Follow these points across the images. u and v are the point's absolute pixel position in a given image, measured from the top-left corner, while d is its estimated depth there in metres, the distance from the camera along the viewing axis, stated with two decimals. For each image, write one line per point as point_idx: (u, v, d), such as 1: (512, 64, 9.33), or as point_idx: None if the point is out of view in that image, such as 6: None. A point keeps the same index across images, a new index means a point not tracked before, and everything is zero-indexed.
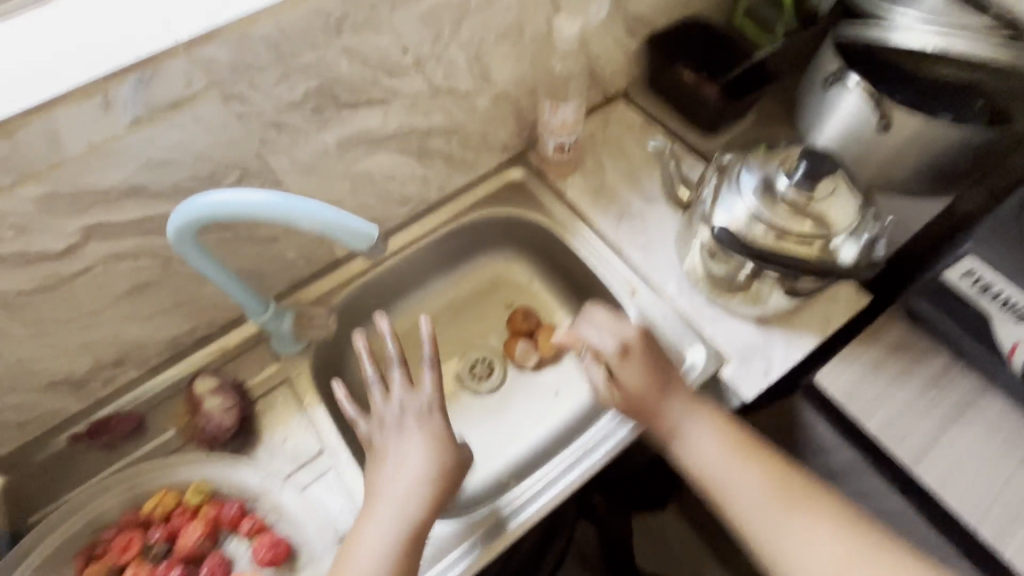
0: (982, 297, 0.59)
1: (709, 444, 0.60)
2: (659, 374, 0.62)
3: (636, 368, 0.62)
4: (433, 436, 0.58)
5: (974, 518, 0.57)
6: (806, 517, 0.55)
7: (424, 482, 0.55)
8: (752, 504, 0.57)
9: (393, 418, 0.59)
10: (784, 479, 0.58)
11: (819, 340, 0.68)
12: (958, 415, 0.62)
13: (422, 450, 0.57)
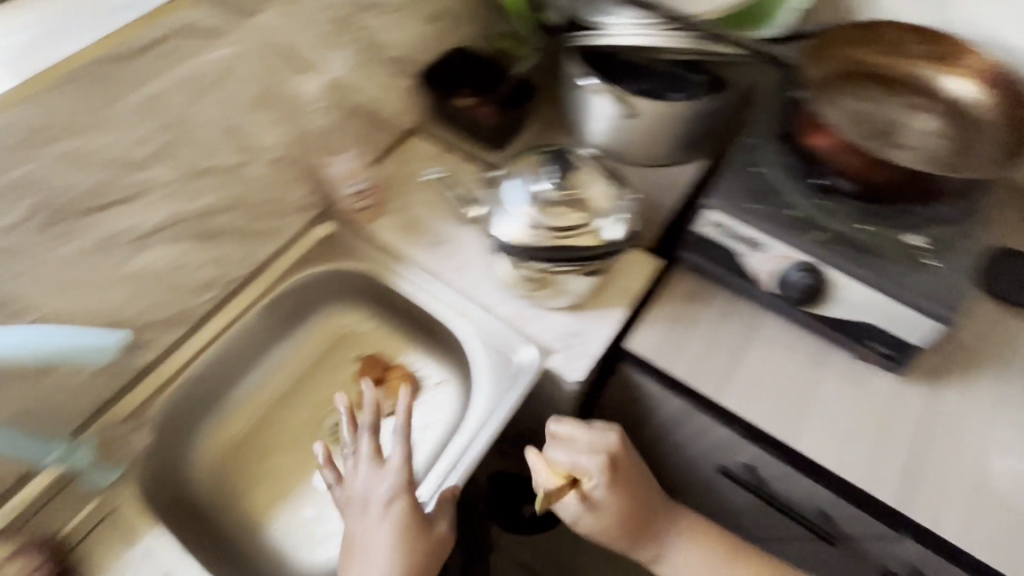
0: (728, 238, 0.70)
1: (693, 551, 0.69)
2: (636, 493, 0.67)
3: (620, 495, 0.66)
4: (402, 513, 0.60)
5: (770, 426, 0.66)
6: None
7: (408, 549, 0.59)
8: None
9: (365, 495, 0.62)
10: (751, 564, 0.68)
11: (627, 311, 0.75)
12: (746, 341, 0.72)
13: (393, 525, 0.60)
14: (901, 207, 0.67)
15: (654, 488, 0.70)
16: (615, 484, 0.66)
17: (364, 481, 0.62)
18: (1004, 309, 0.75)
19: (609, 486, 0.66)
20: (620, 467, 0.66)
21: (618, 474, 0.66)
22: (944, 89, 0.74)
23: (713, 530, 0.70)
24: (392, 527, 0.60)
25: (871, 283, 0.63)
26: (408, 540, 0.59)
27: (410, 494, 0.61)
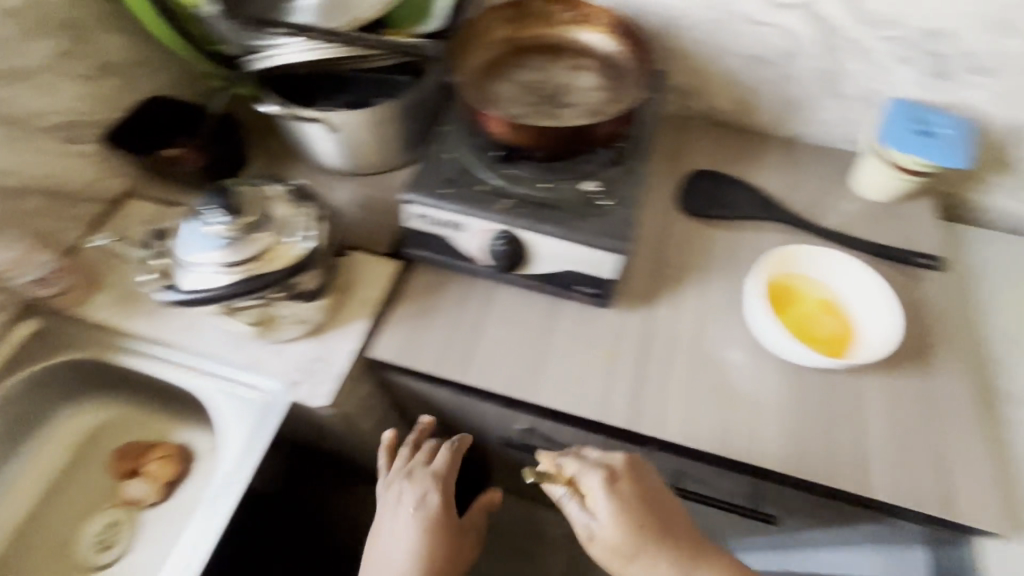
0: (436, 225, 0.72)
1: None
2: (656, 522, 0.63)
3: (632, 515, 0.62)
4: (409, 530, 0.71)
5: (513, 389, 0.69)
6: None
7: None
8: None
9: (413, 481, 0.74)
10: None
11: (369, 320, 0.75)
12: (484, 315, 0.75)
13: (410, 553, 0.70)
14: (573, 161, 0.73)
15: (653, 530, 0.62)
16: (609, 521, 0.62)
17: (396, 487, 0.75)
18: (701, 222, 0.84)
19: (612, 503, 0.62)
20: (621, 478, 0.64)
21: (639, 488, 0.64)
22: (593, 44, 0.81)
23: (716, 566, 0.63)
24: (402, 532, 0.71)
25: (555, 233, 0.68)
26: (416, 543, 0.71)
27: (443, 512, 0.73)
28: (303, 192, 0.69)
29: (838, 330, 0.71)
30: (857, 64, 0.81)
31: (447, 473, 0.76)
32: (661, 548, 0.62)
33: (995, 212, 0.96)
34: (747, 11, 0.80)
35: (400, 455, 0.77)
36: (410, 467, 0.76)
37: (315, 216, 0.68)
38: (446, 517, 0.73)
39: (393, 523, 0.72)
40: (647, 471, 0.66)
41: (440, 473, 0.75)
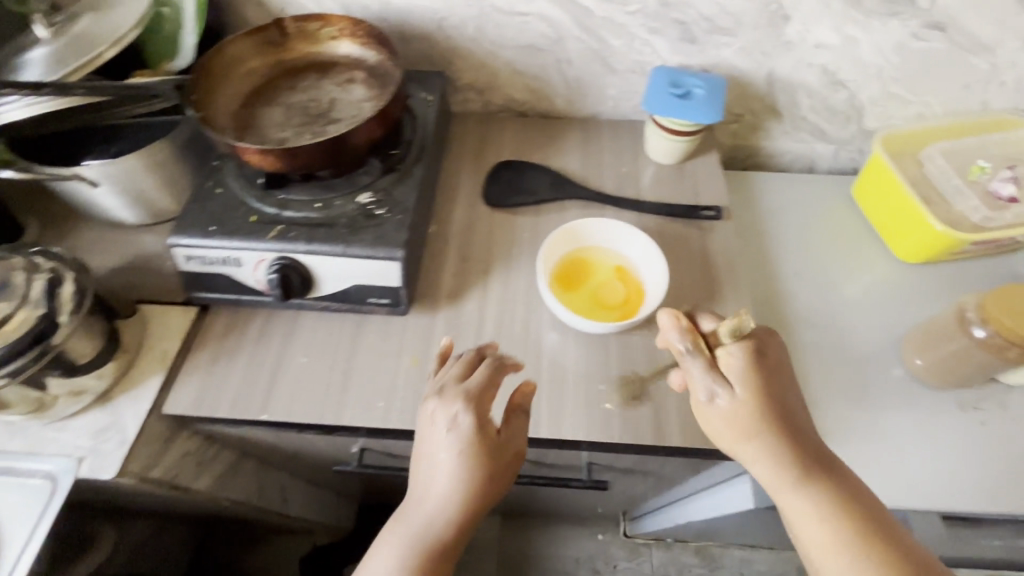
0: (211, 265, 0.69)
1: (763, 464, 0.60)
2: (756, 419, 0.59)
3: (743, 406, 0.59)
4: (455, 467, 0.59)
5: (317, 417, 0.68)
6: (842, 550, 0.55)
7: (452, 518, 0.59)
8: (787, 515, 0.59)
9: (451, 415, 0.60)
10: (818, 499, 0.57)
11: (164, 374, 0.71)
12: (286, 345, 0.73)
13: (454, 481, 0.58)
14: (345, 175, 0.72)
15: (776, 413, 0.60)
16: (732, 396, 0.60)
17: (435, 421, 0.61)
18: (506, 212, 0.86)
19: (730, 399, 0.60)
20: (760, 349, 0.62)
21: (748, 387, 0.60)
22: (360, 56, 0.81)
23: (801, 453, 0.59)
24: (450, 470, 0.59)
25: (330, 252, 0.67)
26: (458, 490, 0.59)
27: (481, 433, 0.59)
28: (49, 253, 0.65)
29: (623, 298, 0.74)
30: (617, 40, 0.86)
31: (489, 392, 0.62)
32: (760, 433, 0.59)
33: (784, 155, 1.04)
34: (503, 4, 0.82)
35: (452, 368, 0.64)
36: (441, 384, 0.63)
37: (55, 278, 0.63)
38: (486, 438, 0.59)
39: (444, 427, 0.59)
40: (775, 343, 0.64)
41: (475, 393, 0.61)
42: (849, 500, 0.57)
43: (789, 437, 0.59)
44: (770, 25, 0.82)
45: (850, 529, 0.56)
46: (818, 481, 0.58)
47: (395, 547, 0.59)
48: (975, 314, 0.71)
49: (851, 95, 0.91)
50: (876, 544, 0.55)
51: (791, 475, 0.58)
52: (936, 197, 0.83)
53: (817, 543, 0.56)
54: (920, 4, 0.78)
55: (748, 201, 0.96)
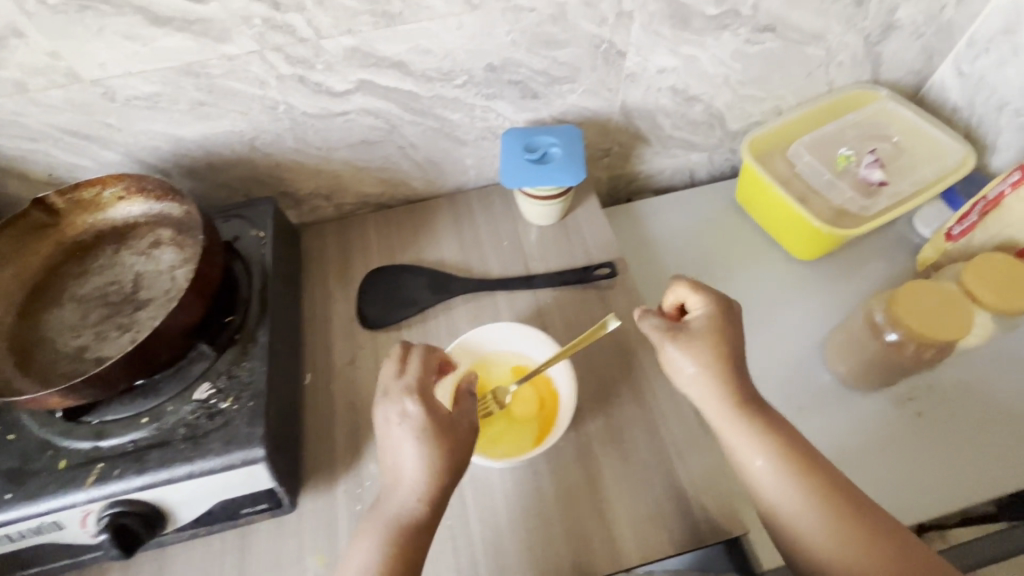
0: (22, 539, 0.54)
1: (706, 400, 0.60)
2: (715, 353, 0.60)
3: (703, 355, 0.60)
4: (418, 446, 0.53)
5: None
6: (778, 469, 0.56)
7: (421, 493, 0.53)
8: (728, 449, 0.59)
9: (396, 401, 0.56)
10: (755, 431, 0.57)
11: None
12: None
13: (421, 466, 0.53)
14: (173, 370, 0.59)
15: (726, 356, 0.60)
16: (689, 348, 0.60)
17: (384, 413, 0.56)
18: (390, 330, 0.75)
19: (684, 350, 0.60)
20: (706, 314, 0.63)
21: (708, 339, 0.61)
22: (161, 211, 0.67)
23: (740, 387, 0.60)
24: (414, 452, 0.53)
25: (171, 478, 0.53)
26: (425, 466, 0.53)
27: (431, 414, 0.55)
28: None
29: (535, 402, 0.66)
30: (455, 113, 0.77)
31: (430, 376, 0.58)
32: (712, 377, 0.59)
33: (663, 172, 1.00)
34: (314, 109, 0.71)
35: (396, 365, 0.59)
36: (384, 384, 0.58)
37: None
38: (440, 416, 0.55)
39: (397, 423, 0.55)
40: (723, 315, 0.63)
41: (417, 382, 0.57)
42: (781, 428, 0.58)
43: (738, 378, 0.60)
44: (607, 63, 0.76)
45: (783, 453, 0.56)
46: (755, 411, 0.58)
47: (372, 540, 0.52)
48: (883, 319, 0.71)
49: (707, 105, 0.88)
50: (805, 461, 0.56)
51: (732, 408, 0.58)
52: (812, 196, 0.82)
53: (758, 467, 0.57)
54: (745, 12, 0.74)
55: (639, 235, 0.90)
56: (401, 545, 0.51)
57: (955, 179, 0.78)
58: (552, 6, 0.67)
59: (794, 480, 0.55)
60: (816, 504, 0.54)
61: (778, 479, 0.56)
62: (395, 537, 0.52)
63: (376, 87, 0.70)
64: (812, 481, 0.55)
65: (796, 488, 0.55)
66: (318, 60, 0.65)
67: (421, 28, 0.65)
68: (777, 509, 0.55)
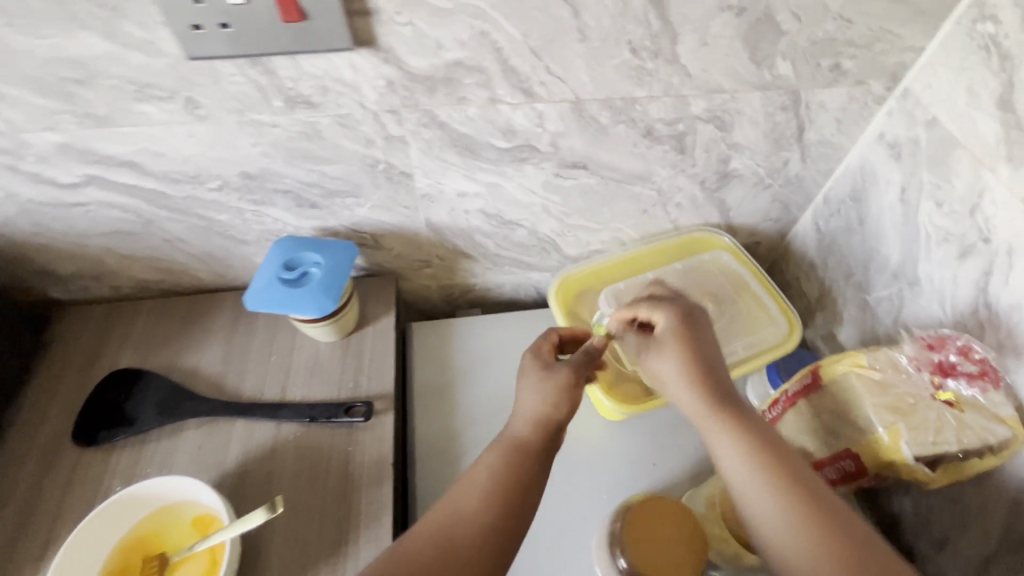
0: None
1: (681, 399, 0.54)
2: (685, 359, 0.54)
3: (682, 356, 0.54)
4: (554, 385, 0.55)
5: None
6: (745, 459, 0.49)
7: (540, 420, 0.54)
8: (709, 444, 0.52)
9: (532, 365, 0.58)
10: (729, 429, 0.50)
11: None
12: None
13: (547, 403, 0.54)
14: None
15: (709, 364, 0.54)
16: (667, 340, 0.55)
17: (526, 389, 0.56)
18: (99, 450, 0.66)
19: (657, 359, 0.55)
20: (690, 315, 0.56)
21: (687, 341, 0.54)
22: None
23: (716, 385, 0.53)
24: (543, 386, 0.55)
25: None
26: (545, 398, 0.55)
27: (572, 375, 0.56)
28: None
29: (206, 562, 0.57)
30: (221, 215, 0.70)
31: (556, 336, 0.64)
32: (690, 371, 0.53)
33: (503, 287, 0.92)
34: (41, 197, 0.64)
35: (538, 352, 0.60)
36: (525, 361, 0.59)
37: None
38: (575, 377, 0.56)
39: (531, 386, 0.55)
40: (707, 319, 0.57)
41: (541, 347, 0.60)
42: (752, 424, 0.51)
43: (718, 380, 0.53)
44: (391, 182, 0.69)
45: (759, 453, 0.49)
46: (727, 410, 0.51)
47: (483, 461, 0.53)
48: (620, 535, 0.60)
49: (532, 230, 0.81)
50: (790, 469, 0.48)
51: (705, 406, 0.52)
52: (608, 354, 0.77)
53: (730, 466, 0.50)
54: (543, 148, 0.67)
55: (441, 362, 0.83)
56: (515, 472, 0.52)
57: (758, 361, 0.74)
58: (299, 124, 0.60)
59: (771, 480, 0.48)
60: (790, 511, 0.46)
61: (754, 474, 0.48)
62: (508, 460, 0.52)
63: (110, 183, 0.63)
64: (786, 489, 0.47)
65: (770, 493, 0.47)
66: (27, 151, 0.59)
67: (142, 132, 0.58)
68: (752, 509, 0.48)
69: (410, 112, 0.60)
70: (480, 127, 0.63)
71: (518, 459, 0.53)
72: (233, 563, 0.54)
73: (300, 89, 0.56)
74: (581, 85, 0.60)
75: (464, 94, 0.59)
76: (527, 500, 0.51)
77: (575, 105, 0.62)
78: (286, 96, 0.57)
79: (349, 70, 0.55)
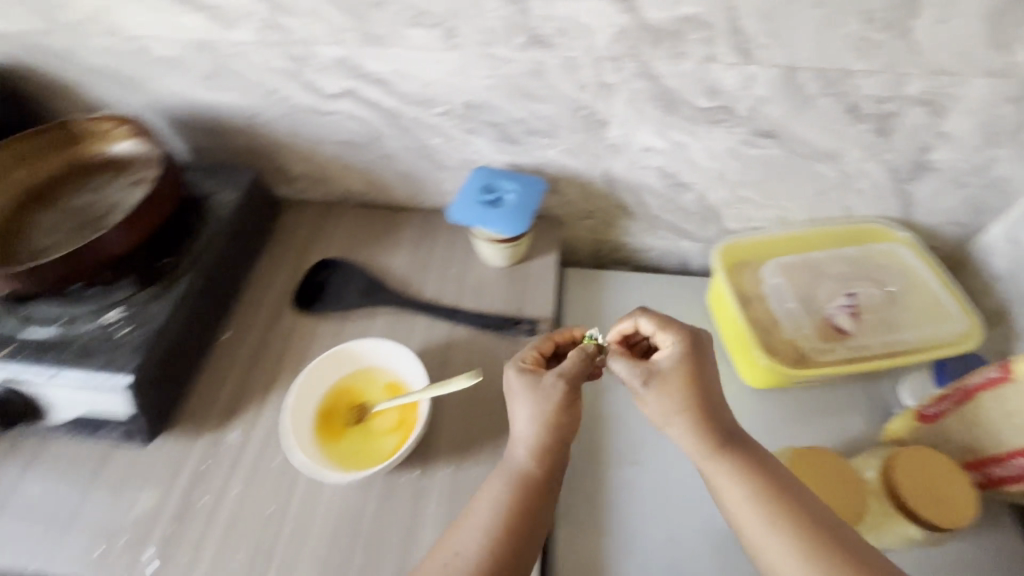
0: None
1: (685, 442, 0.57)
2: (685, 398, 0.57)
3: (677, 392, 0.57)
4: (540, 408, 0.58)
5: (21, 566, 0.61)
6: (748, 493, 0.54)
7: (531, 449, 0.58)
8: (712, 485, 0.56)
9: (518, 386, 0.60)
10: (731, 469, 0.55)
11: None
12: (18, 479, 0.66)
13: (535, 427, 0.58)
14: (100, 289, 0.68)
15: (703, 397, 0.58)
16: (663, 378, 0.58)
17: (520, 412, 0.59)
18: (312, 318, 0.80)
19: (655, 394, 0.58)
20: (683, 352, 0.59)
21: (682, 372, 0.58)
22: (144, 151, 0.76)
23: (714, 425, 0.57)
24: (529, 414, 0.58)
25: (54, 378, 0.62)
26: (535, 426, 0.58)
27: (565, 398, 0.58)
28: None
29: (396, 419, 0.67)
30: (434, 138, 0.80)
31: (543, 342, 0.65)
32: (687, 411, 0.57)
33: (651, 251, 0.96)
34: (306, 103, 0.78)
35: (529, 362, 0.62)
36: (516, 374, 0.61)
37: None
38: (568, 403, 0.58)
39: (527, 415, 0.58)
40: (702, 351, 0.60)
41: (535, 355, 0.63)
42: (754, 458, 0.56)
43: (713, 414, 0.57)
44: (588, 128, 0.76)
45: (762, 490, 0.54)
46: (728, 450, 0.56)
47: (488, 488, 0.57)
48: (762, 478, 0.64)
49: (699, 196, 0.84)
50: (796, 510, 0.52)
51: (708, 447, 0.56)
52: (766, 317, 0.77)
53: (738, 507, 0.54)
54: (740, 112, 0.70)
55: (589, 305, 0.89)
56: (519, 499, 0.56)
57: (927, 356, 0.72)
58: (529, 61, 0.68)
59: (776, 517, 0.52)
60: (802, 552, 0.50)
61: (759, 513, 0.53)
62: (511, 487, 0.56)
63: (361, 97, 0.75)
64: (794, 526, 0.51)
65: (780, 532, 0.51)
66: (310, 61, 0.72)
67: (403, 54, 0.69)
68: (761, 548, 0.52)
69: (629, 61, 0.66)
70: (689, 84, 0.68)
71: (520, 484, 0.56)
72: (425, 423, 0.64)
73: (543, 28, 0.64)
74: (800, 51, 0.63)
75: (685, 49, 0.64)
76: (538, 518, 0.56)
77: (788, 72, 0.65)
78: (528, 34, 0.65)
79: (590, 15, 0.62)
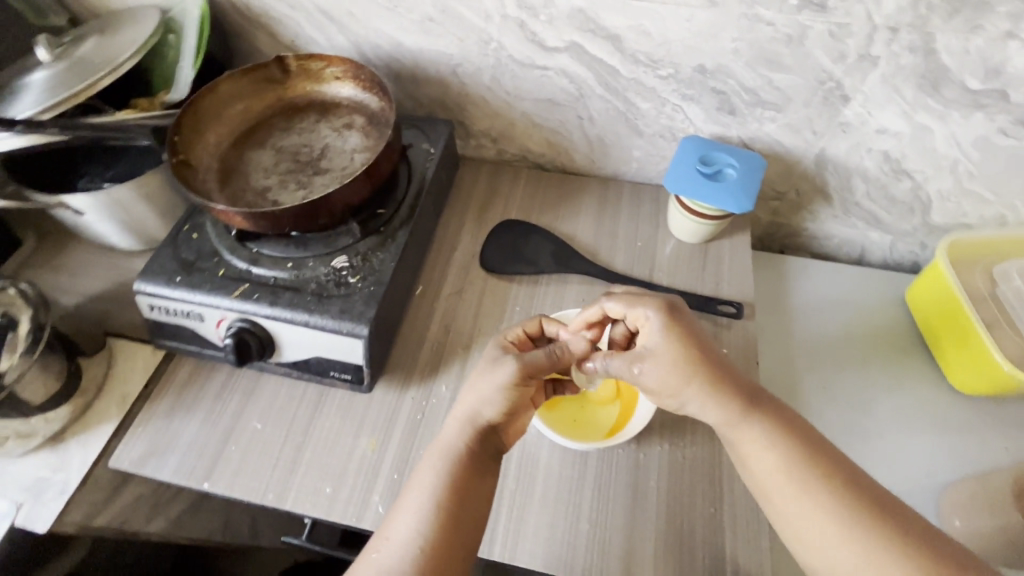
0: (174, 315, 0.66)
1: (709, 411, 0.55)
2: (688, 374, 0.55)
3: (669, 372, 0.55)
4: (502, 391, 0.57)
5: (259, 495, 0.63)
6: (776, 454, 0.52)
7: (470, 428, 0.57)
8: (738, 452, 0.55)
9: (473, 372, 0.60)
10: (760, 432, 0.53)
11: (118, 421, 0.69)
12: (241, 412, 0.68)
13: (482, 402, 0.57)
14: (324, 235, 0.68)
15: (707, 364, 0.55)
16: (653, 362, 0.56)
17: (470, 392, 0.58)
18: (502, 279, 0.79)
19: (654, 373, 0.56)
20: (662, 325, 0.57)
21: (670, 345, 0.56)
22: (362, 100, 0.75)
23: (737, 390, 0.55)
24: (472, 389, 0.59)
25: (293, 319, 0.62)
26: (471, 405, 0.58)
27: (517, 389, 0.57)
28: (44, 299, 0.65)
29: (613, 390, 0.69)
30: (645, 103, 0.76)
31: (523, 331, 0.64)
32: (694, 382, 0.55)
33: (830, 240, 0.90)
34: (520, 55, 0.74)
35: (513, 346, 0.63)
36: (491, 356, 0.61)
37: (13, 315, 0.64)
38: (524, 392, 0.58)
39: (497, 381, 0.57)
40: (681, 321, 0.58)
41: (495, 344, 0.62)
42: (783, 420, 0.54)
43: (725, 376, 0.56)
44: (824, 105, 0.71)
45: (795, 455, 0.52)
46: (758, 413, 0.54)
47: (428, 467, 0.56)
48: None
49: (916, 186, 0.78)
50: (821, 469, 0.51)
51: (736, 412, 0.54)
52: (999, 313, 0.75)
53: (768, 474, 0.52)
54: (1013, 97, 0.65)
55: (776, 292, 0.85)
56: (461, 477, 0.55)
57: None
58: (792, 26, 0.64)
59: (800, 478, 0.51)
60: (838, 513, 0.49)
61: (784, 474, 0.52)
62: (460, 466, 0.55)
63: (585, 54, 0.72)
64: (822, 482, 0.51)
65: (807, 499, 0.50)
66: (544, 10, 0.69)
67: (651, 9, 0.66)
68: (794, 518, 0.51)
69: (909, 32, 0.62)
70: (969, 62, 0.63)
71: (460, 464, 0.55)
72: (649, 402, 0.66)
73: None
74: None
75: (984, 23, 0.59)
76: (476, 506, 0.55)
77: None
78: None
79: None
